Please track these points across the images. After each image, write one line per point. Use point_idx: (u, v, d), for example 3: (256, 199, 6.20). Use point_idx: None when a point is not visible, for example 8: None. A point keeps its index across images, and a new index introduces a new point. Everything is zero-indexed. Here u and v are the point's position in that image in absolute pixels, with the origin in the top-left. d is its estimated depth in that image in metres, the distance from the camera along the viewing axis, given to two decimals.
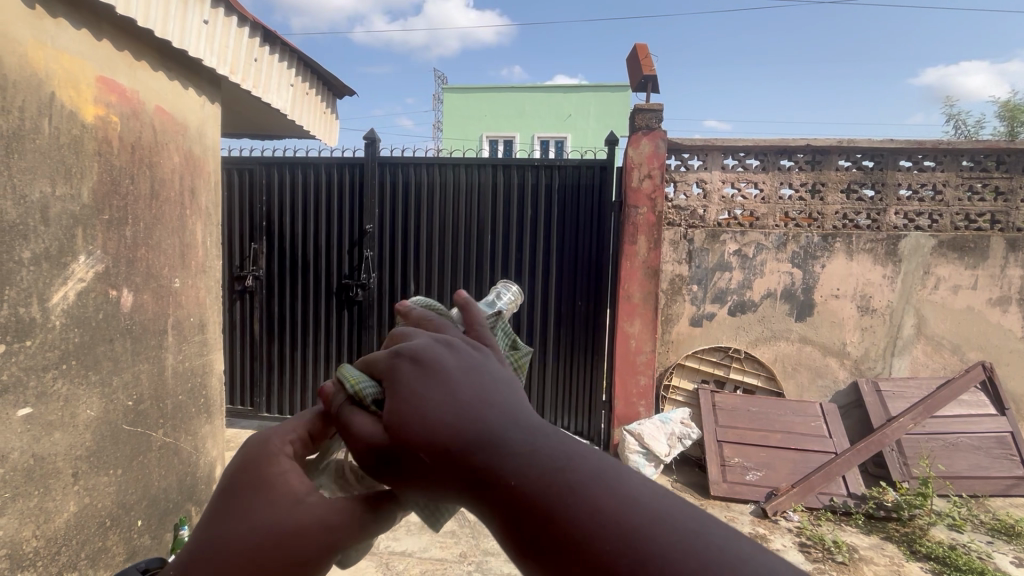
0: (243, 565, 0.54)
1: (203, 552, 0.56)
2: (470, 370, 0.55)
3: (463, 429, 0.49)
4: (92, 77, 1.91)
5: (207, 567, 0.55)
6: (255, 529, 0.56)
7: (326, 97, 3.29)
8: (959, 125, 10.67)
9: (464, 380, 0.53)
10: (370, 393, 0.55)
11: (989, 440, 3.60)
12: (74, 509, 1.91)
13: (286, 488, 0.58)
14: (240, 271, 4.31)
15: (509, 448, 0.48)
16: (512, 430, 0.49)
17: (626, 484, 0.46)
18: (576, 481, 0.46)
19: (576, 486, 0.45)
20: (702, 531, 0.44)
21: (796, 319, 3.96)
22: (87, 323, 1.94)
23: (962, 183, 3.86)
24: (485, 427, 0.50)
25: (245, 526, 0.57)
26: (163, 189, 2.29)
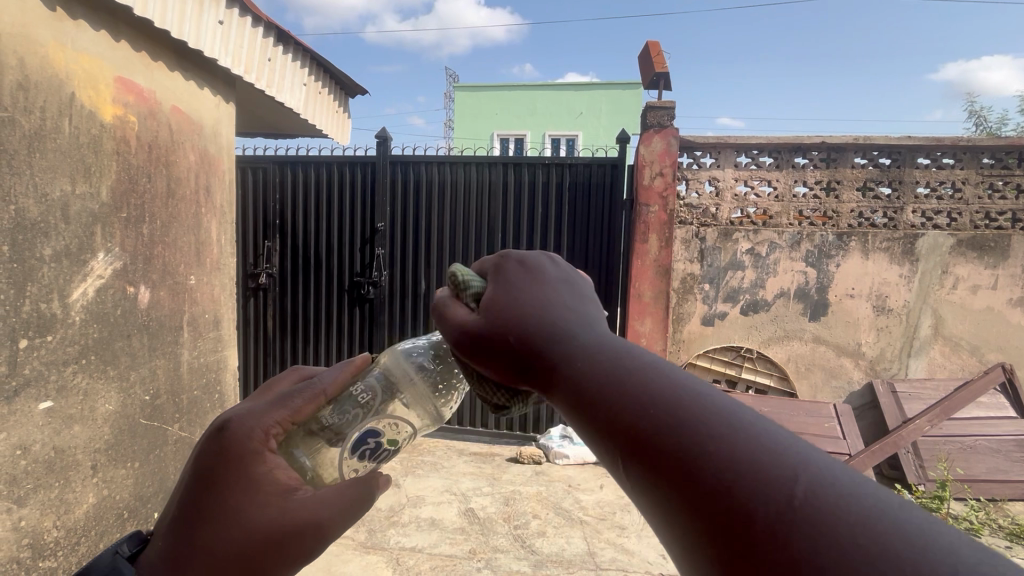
0: (245, 555, 0.71)
1: (206, 544, 0.72)
2: (557, 280, 0.71)
3: (539, 323, 0.65)
4: (110, 78, 1.95)
5: (216, 557, 0.71)
6: (252, 527, 0.72)
7: (339, 97, 3.33)
8: (980, 122, 10.39)
9: (549, 289, 0.69)
10: (472, 287, 0.75)
11: (1009, 443, 3.52)
12: (93, 501, 1.96)
13: (275, 486, 0.75)
14: (254, 269, 4.37)
15: (579, 340, 0.62)
16: (582, 334, 0.63)
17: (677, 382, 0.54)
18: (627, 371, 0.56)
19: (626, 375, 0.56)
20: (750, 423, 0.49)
21: (810, 318, 3.91)
22: (106, 318, 1.98)
23: (982, 180, 3.79)
24: (562, 324, 0.65)
25: (242, 525, 0.72)
26: (178, 188, 2.33)
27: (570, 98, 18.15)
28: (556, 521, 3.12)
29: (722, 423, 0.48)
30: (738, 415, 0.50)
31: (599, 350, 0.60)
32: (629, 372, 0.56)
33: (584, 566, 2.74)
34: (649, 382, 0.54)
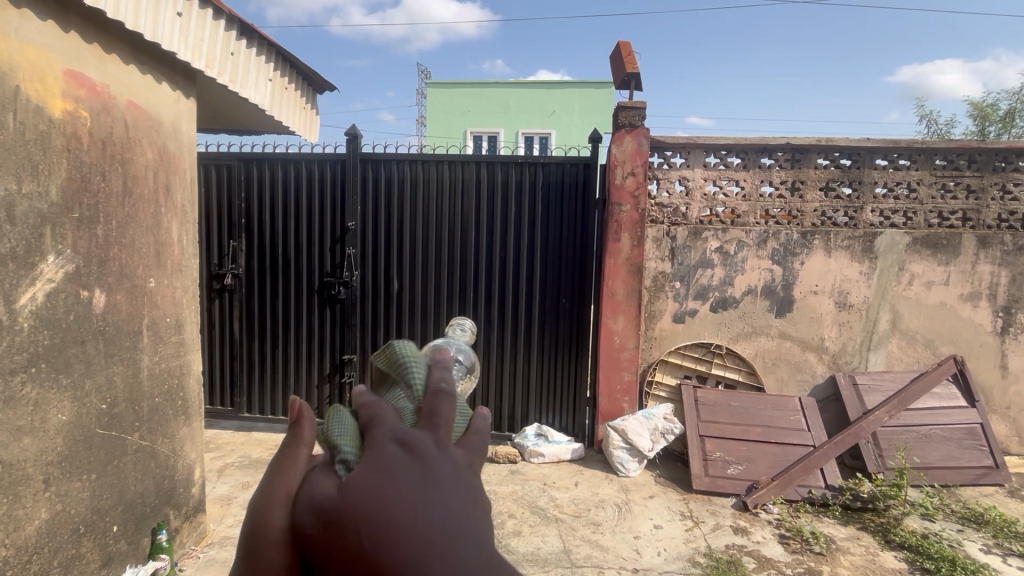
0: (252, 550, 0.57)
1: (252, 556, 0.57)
2: (379, 471, 0.56)
3: (334, 504, 0.54)
4: (59, 70, 1.84)
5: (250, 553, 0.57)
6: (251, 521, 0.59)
7: (307, 93, 3.24)
8: (933, 125, 11.11)
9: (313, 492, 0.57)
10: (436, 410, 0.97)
11: (960, 431, 3.74)
12: (45, 517, 1.86)
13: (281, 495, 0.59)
14: (219, 269, 4.24)
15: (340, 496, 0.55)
16: (355, 502, 0.53)
17: (393, 488, 0.54)
18: (358, 509, 0.53)
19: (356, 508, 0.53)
20: (417, 511, 0.53)
21: (776, 315, 4.02)
22: (57, 325, 1.88)
23: (936, 181, 3.94)
24: (348, 500, 0.54)
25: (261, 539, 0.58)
26: (136, 186, 2.23)
27: (543, 96, 18.19)
28: (532, 520, 3.14)
29: (407, 508, 0.53)
30: (410, 511, 0.53)
31: (369, 506, 0.53)
32: (362, 515, 0.52)
33: (560, 564, 2.77)
34: (376, 509, 0.52)
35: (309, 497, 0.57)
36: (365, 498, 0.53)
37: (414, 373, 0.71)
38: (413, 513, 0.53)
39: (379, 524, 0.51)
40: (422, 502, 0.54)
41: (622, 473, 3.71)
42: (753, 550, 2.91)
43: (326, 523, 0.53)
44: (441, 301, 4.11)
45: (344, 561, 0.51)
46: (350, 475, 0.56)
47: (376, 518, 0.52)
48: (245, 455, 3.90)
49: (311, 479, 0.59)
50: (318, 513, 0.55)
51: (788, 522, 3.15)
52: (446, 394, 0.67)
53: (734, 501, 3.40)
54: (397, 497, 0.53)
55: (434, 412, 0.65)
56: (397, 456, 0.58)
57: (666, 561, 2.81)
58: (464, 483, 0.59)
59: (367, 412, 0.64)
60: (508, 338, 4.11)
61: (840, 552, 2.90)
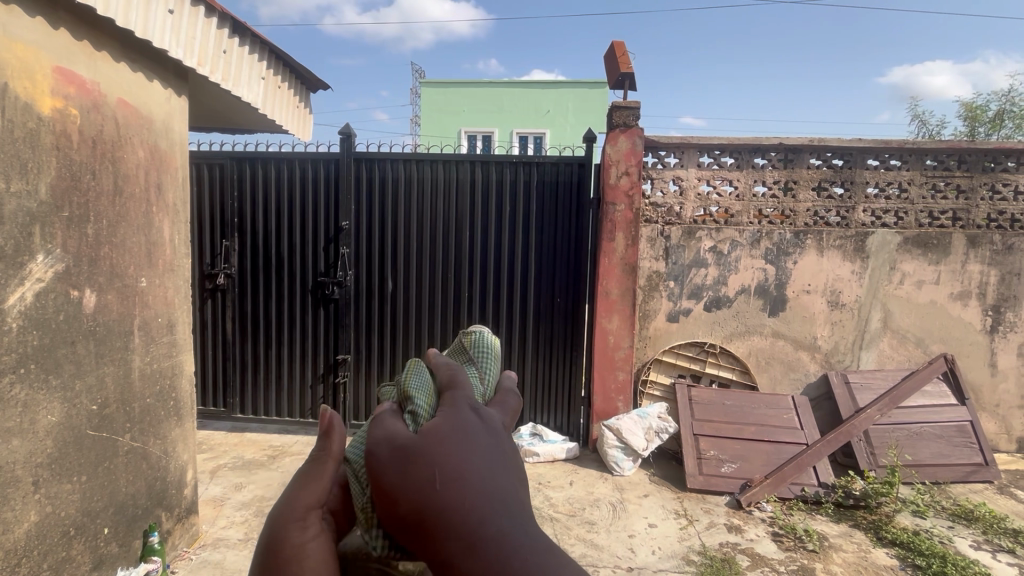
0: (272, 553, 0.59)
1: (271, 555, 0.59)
2: (456, 427, 0.58)
3: (409, 441, 0.56)
4: (48, 68, 1.82)
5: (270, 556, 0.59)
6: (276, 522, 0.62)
7: (300, 92, 3.22)
8: (923, 126, 11.24)
9: (384, 431, 0.58)
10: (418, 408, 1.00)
11: (951, 429, 3.78)
12: (35, 519, 1.84)
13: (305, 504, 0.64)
14: (212, 269, 4.20)
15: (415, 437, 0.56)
16: (432, 443, 0.55)
17: (465, 444, 0.56)
18: (432, 452, 0.54)
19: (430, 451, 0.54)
20: (485, 470, 0.54)
21: (769, 314, 4.05)
22: (47, 325, 1.85)
23: (926, 181, 3.98)
24: (424, 442, 0.55)
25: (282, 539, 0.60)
26: (127, 185, 2.21)
27: (537, 96, 18.20)
28: None
29: (478, 467, 0.54)
30: (480, 469, 0.54)
31: (445, 451, 0.54)
32: (436, 457, 0.54)
33: None
34: (451, 455, 0.54)
35: (380, 433, 0.58)
36: (438, 444, 0.55)
37: (483, 369, 0.78)
38: (482, 471, 0.53)
39: (449, 469, 0.53)
40: (490, 466, 0.54)
41: (617, 472, 3.71)
42: (746, 548, 2.92)
43: (398, 460, 0.55)
44: (436, 301, 4.10)
45: (411, 497, 0.52)
46: (428, 422, 0.58)
47: (449, 461, 0.53)
48: (238, 456, 3.88)
49: (383, 418, 0.61)
50: (392, 445, 0.56)
51: (781, 519, 3.17)
52: (519, 397, 0.73)
53: (728, 500, 3.41)
54: (469, 454, 0.55)
55: (504, 405, 0.69)
56: (472, 419, 0.60)
57: (661, 560, 2.82)
58: (523, 466, 0.59)
59: (448, 372, 0.67)
60: (503, 338, 4.11)
61: (832, 549, 2.92)
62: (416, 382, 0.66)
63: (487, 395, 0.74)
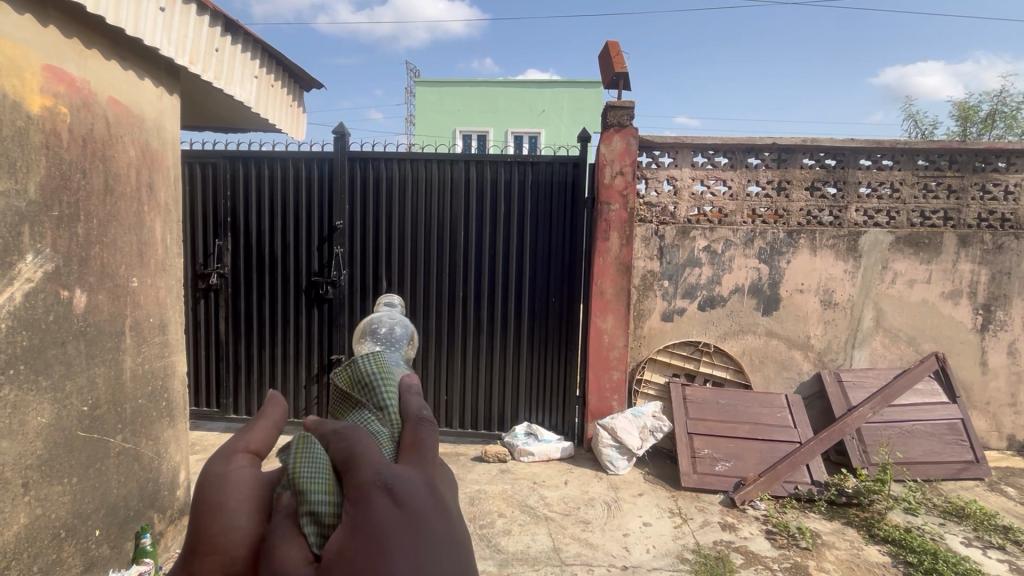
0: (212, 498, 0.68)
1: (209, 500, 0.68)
2: (364, 530, 0.59)
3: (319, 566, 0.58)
4: (38, 66, 1.80)
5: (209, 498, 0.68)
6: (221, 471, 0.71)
7: (293, 90, 3.20)
8: (917, 125, 11.32)
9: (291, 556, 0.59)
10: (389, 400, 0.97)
11: (942, 427, 3.81)
12: (25, 521, 1.82)
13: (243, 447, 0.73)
14: (204, 268, 4.18)
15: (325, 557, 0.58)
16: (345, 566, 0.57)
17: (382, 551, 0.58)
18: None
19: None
20: (407, 569, 0.58)
21: (763, 313, 4.07)
22: (37, 326, 1.84)
23: (918, 181, 4.00)
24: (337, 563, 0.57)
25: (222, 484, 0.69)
26: (117, 184, 2.19)
27: (532, 96, 18.20)
28: (522, 519, 3.15)
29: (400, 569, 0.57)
30: (402, 571, 0.58)
31: (359, 569, 0.57)
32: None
33: (550, 562, 2.78)
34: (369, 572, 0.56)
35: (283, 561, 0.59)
36: (351, 565, 0.57)
37: (384, 396, 0.74)
38: (404, 575, 0.57)
39: None
40: (410, 565, 0.58)
41: (612, 471, 3.72)
42: (740, 546, 2.93)
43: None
44: (430, 301, 4.10)
45: None
46: (331, 540, 0.59)
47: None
48: None
49: (281, 542, 0.60)
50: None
51: (774, 517, 3.18)
52: (428, 423, 0.74)
53: (722, 498, 3.43)
54: (388, 558, 0.58)
55: (417, 444, 0.71)
56: (386, 511, 0.61)
57: (655, 558, 2.83)
58: (444, 527, 0.64)
59: (344, 446, 0.65)
60: (497, 338, 4.10)
61: (825, 547, 2.94)
62: (308, 469, 0.63)
63: (394, 433, 0.72)
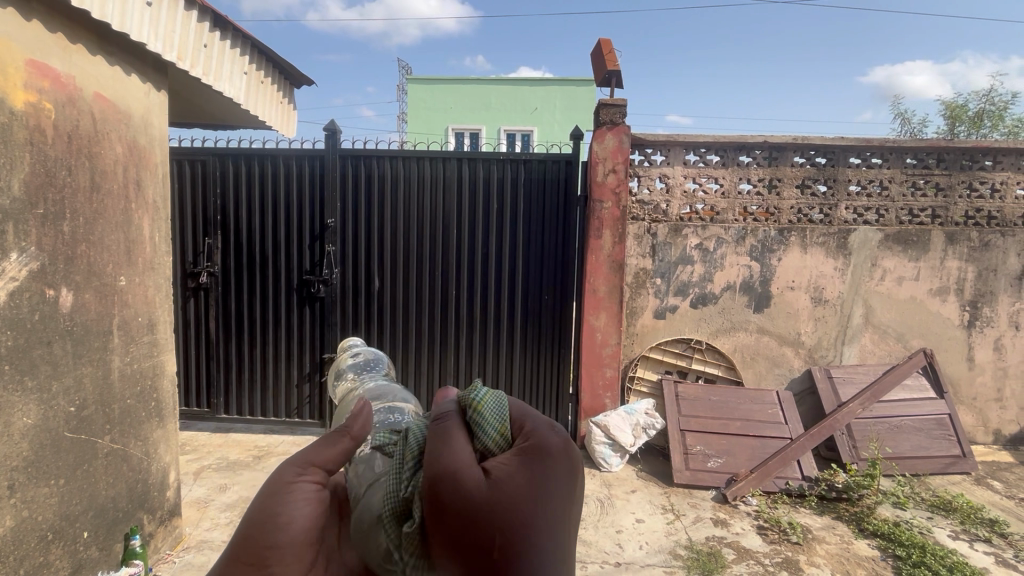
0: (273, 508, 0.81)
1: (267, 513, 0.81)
2: (532, 462, 0.67)
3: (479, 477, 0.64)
4: (21, 60, 1.76)
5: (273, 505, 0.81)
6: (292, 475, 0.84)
7: (284, 87, 3.17)
8: (904, 124, 11.44)
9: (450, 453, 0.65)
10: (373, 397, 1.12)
11: (929, 422, 3.86)
12: (10, 524, 1.79)
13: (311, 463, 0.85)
14: (194, 267, 4.13)
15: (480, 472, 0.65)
16: (504, 486, 0.63)
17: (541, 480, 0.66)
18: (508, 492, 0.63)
19: (504, 491, 0.63)
20: (550, 501, 0.65)
21: (754, 310, 4.09)
22: (21, 325, 1.80)
23: (906, 179, 4.05)
24: (498, 481, 0.64)
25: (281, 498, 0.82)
26: (104, 181, 2.16)
27: (525, 94, 18.17)
28: None
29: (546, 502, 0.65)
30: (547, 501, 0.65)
31: (515, 487, 0.64)
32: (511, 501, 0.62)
33: None
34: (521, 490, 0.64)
35: (447, 456, 0.64)
36: (512, 485, 0.64)
37: None
38: (546, 503, 0.65)
39: (522, 513, 0.62)
40: (553, 499, 0.66)
41: (605, 468, 3.73)
42: (733, 542, 2.95)
43: (473, 488, 0.63)
44: (423, 299, 4.08)
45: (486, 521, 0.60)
46: (496, 463, 0.66)
47: (521, 504, 0.63)
48: (223, 456, 3.82)
49: (445, 439, 0.67)
50: (464, 479, 0.63)
51: (766, 513, 3.21)
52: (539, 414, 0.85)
53: (715, 494, 3.45)
54: (543, 490, 0.65)
55: None
56: (553, 450, 0.69)
57: (649, 554, 2.84)
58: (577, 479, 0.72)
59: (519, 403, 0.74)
60: (490, 337, 4.10)
61: (816, 541, 2.97)
62: (493, 401, 0.70)
63: None
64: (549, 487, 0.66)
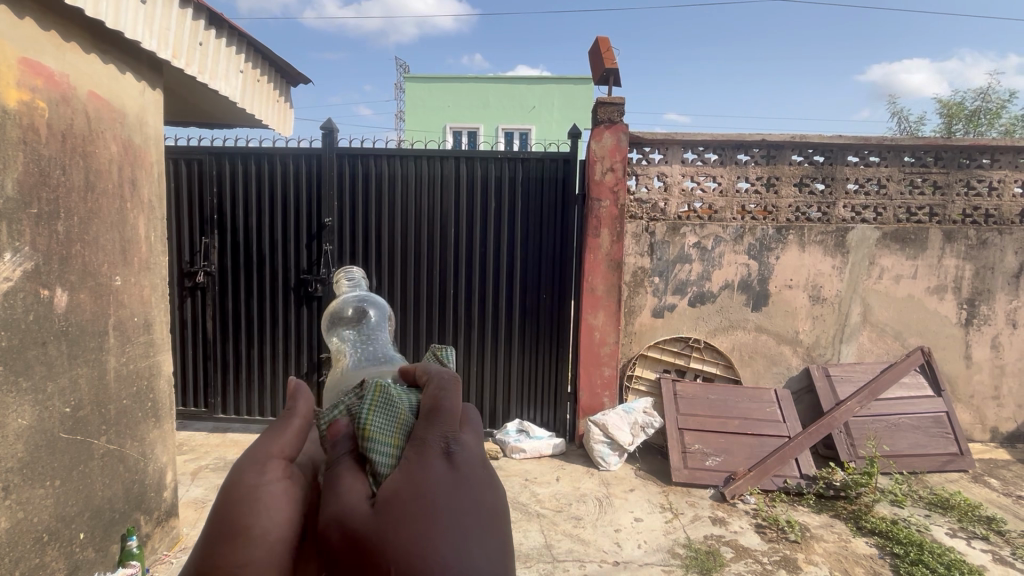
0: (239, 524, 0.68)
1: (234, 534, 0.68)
2: (420, 484, 0.59)
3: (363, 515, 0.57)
4: (14, 59, 1.75)
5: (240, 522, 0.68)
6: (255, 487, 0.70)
7: (280, 86, 3.15)
8: (902, 122, 11.45)
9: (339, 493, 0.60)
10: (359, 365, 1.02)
11: (927, 420, 3.87)
12: (5, 526, 1.78)
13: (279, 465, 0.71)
14: (191, 266, 4.12)
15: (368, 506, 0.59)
16: (392, 516, 0.57)
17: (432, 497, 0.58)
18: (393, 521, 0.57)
19: (392, 520, 0.56)
20: (447, 520, 0.57)
21: (752, 309, 4.09)
22: (16, 326, 1.79)
23: (904, 178, 4.05)
24: (382, 515, 0.57)
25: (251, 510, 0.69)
26: (99, 181, 2.14)
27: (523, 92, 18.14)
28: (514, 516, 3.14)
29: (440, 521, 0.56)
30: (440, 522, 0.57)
31: (400, 517, 0.56)
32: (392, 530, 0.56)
33: (542, 559, 2.78)
34: (411, 520, 0.56)
35: (334, 500, 0.60)
36: (403, 510, 0.57)
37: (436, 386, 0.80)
38: (443, 525, 0.56)
39: (408, 549, 0.54)
40: (452, 518, 0.57)
41: (603, 467, 3.73)
42: (731, 540, 2.96)
43: (355, 530, 0.56)
44: (420, 298, 4.07)
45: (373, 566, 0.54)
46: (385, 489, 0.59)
47: (405, 535, 0.55)
48: (220, 456, 3.81)
49: (337, 478, 0.62)
50: (345, 522, 0.57)
51: (764, 511, 3.21)
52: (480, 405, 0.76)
53: (713, 492, 3.45)
54: (435, 510, 0.57)
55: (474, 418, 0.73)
56: (446, 464, 0.61)
57: (647, 553, 2.84)
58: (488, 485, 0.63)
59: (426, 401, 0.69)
60: (488, 336, 4.09)
61: (814, 539, 2.97)
62: (379, 418, 0.65)
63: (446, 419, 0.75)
64: (440, 501, 0.58)
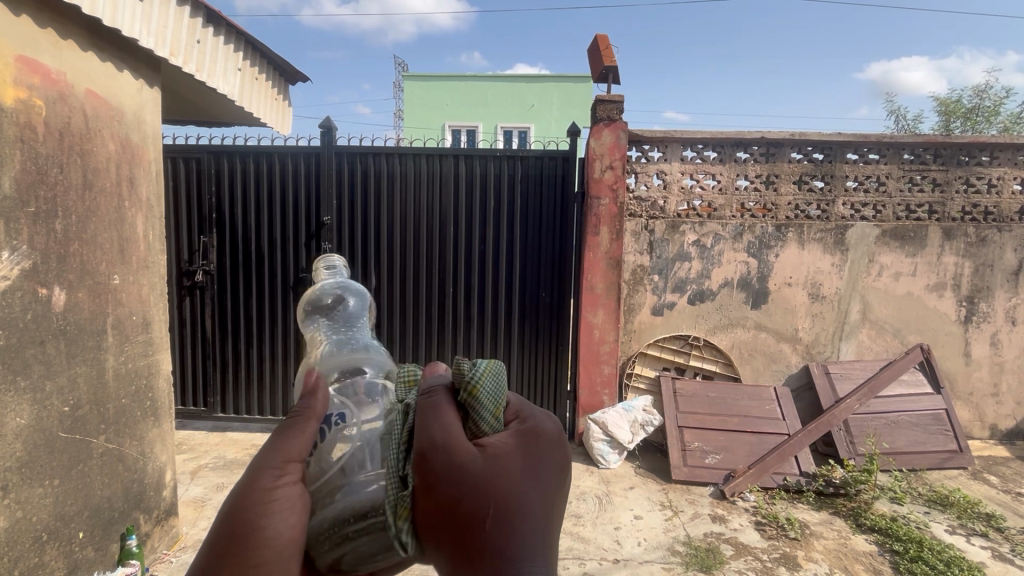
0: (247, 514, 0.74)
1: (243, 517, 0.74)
2: (522, 455, 0.70)
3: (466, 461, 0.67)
4: (10, 57, 1.74)
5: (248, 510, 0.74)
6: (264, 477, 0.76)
7: (278, 83, 3.14)
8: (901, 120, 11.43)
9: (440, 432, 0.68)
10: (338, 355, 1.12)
11: (926, 417, 3.87)
12: (4, 525, 1.77)
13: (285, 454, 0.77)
14: (189, 266, 4.11)
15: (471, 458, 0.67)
16: (489, 476, 0.67)
17: (522, 473, 0.69)
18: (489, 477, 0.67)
19: (489, 476, 0.67)
20: (531, 492, 0.68)
21: (752, 307, 4.09)
22: (14, 324, 1.79)
23: (903, 175, 4.05)
24: (480, 467, 0.67)
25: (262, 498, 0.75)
26: (97, 179, 2.14)
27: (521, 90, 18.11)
28: None
29: (526, 493, 0.68)
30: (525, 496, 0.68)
31: (495, 474, 0.67)
32: (488, 482, 0.66)
33: None
34: (505, 482, 0.67)
35: (439, 436, 0.67)
36: (498, 473, 0.67)
37: None
38: (527, 494, 0.68)
39: (503, 505, 0.66)
40: (536, 492, 0.69)
41: (603, 465, 3.73)
42: (731, 538, 2.96)
43: (460, 477, 0.66)
44: (419, 297, 4.07)
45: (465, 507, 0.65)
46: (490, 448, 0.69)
47: (500, 494, 0.66)
48: (219, 456, 3.80)
49: (439, 414, 0.68)
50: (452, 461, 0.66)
51: (763, 509, 3.21)
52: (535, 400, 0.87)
53: (713, 490, 3.46)
54: (523, 484, 0.68)
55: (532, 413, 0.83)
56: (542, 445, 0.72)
57: (647, 551, 2.84)
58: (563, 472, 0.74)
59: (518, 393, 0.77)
60: (487, 334, 4.09)
61: (814, 537, 2.97)
62: (491, 382, 0.69)
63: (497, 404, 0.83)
64: (536, 475, 0.69)
